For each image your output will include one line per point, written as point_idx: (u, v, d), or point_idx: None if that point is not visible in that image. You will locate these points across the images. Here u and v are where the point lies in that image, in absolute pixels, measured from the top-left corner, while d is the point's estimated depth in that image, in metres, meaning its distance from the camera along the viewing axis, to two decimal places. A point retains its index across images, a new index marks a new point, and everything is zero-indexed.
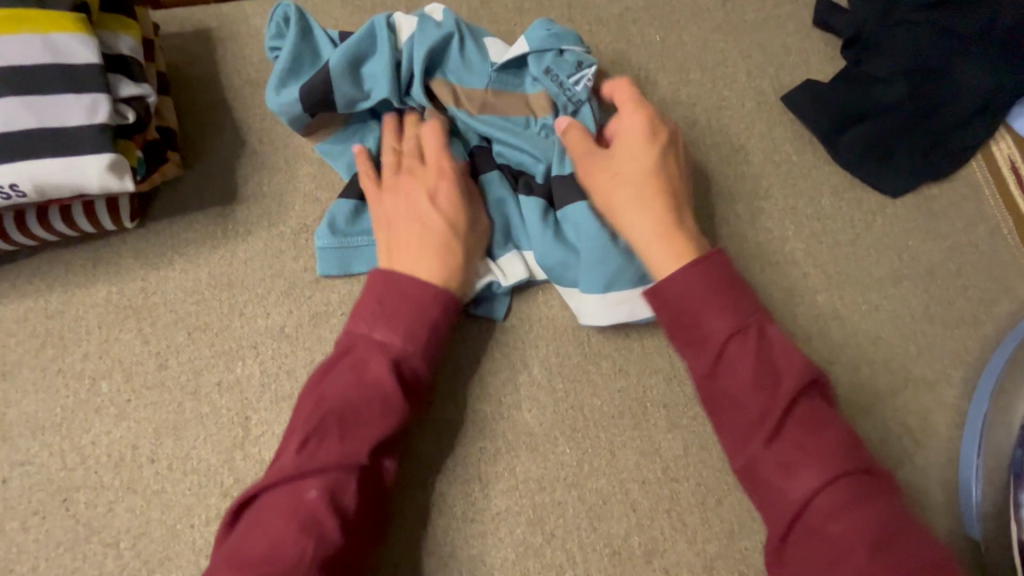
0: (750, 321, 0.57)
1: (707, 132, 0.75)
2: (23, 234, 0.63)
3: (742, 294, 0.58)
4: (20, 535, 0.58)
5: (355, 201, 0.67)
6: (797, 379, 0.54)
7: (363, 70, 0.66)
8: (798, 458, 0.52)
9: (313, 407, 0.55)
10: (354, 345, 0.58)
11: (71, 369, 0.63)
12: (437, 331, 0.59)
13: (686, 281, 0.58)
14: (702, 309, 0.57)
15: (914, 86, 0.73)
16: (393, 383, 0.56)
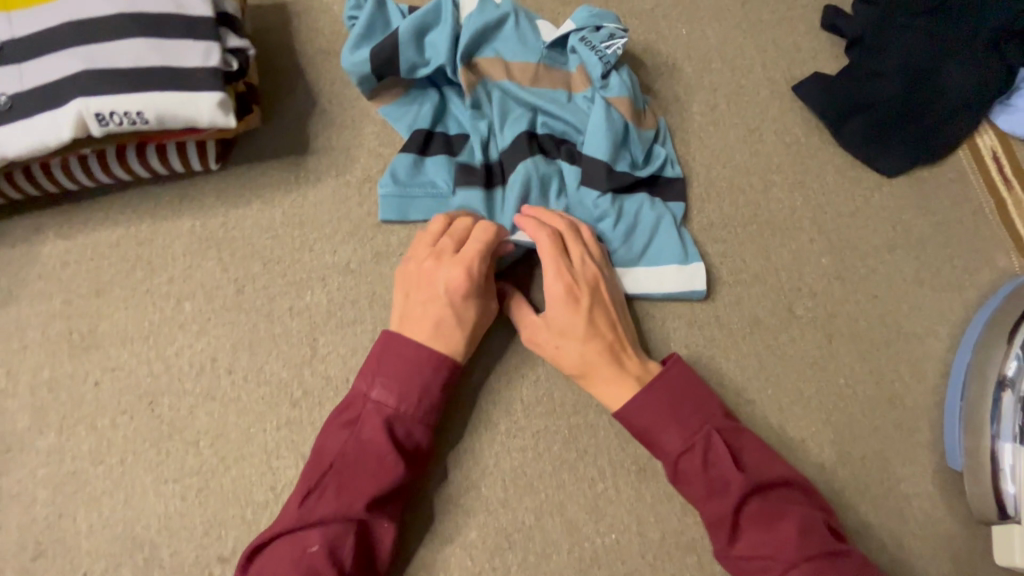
0: (698, 433, 0.62)
1: (727, 113, 0.84)
2: (122, 167, 0.71)
3: (691, 396, 0.64)
4: (110, 430, 0.64)
5: (414, 154, 0.74)
6: (744, 482, 0.59)
7: (426, 41, 0.75)
8: (757, 545, 0.58)
9: (315, 463, 0.60)
10: (354, 403, 0.62)
11: (158, 290, 0.70)
12: (429, 392, 0.62)
13: (641, 406, 0.63)
14: (659, 430, 0.63)
15: (910, 82, 0.83)
16: (385, 443, 0.59)
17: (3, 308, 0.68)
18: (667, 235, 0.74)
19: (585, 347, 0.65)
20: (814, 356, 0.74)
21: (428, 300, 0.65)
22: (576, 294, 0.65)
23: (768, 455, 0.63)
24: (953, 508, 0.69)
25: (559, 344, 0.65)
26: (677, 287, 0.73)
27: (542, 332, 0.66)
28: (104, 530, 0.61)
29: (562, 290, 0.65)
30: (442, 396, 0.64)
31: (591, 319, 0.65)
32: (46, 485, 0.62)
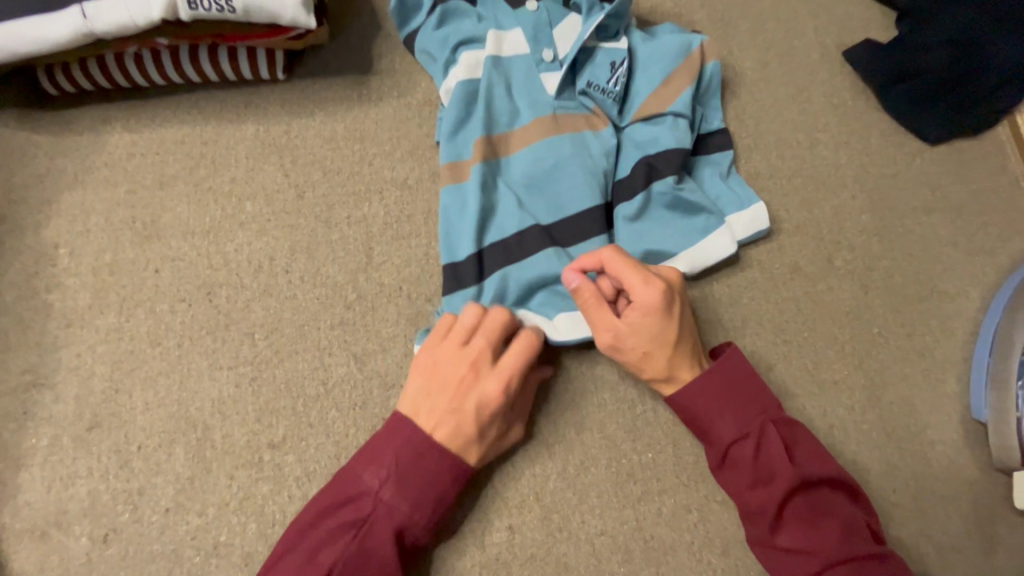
0: (754, 422, 0.60)
1: (778, 73, 0.86)
2: (192, 66, 0.72)
3: (751, 389, 0.62)
4: (168, 316, 0.66)
5: (466, 94, 0.73)
6: (794, 476, 0.58)
7: (452, 33, 0.76)
8: (803, 545, 0.57)
9: (310, 562, 0.55)
10: (361, 497, 0.56)
11: (220, 189, 0.71)
12: (445, 501, 0.58)
13: (698, 389, 0.61)
14: (714, 414, 0.61)
15: (954, 56, 0.83)
16: (393, 553, 0.55)
17: (70, 193, 0.69)
18: (719, 188, 0.76)
19: (674, 354, 0.62)
20: (850, 305, 0.76)
21: (452, 408, 0.59)
22: (667, 300, 0.61)
23: (821, 454, 0.61)
24: (975, 457, 0.71)
25: (648, 352, 0.61)
26: (741, 237, 0.74)
27: (629, 343, 0.61)
28: (158, 409, 0.63)
29: (655, 295, 0.61)
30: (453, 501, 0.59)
31: (679, 322, 0.62)
32: (105, 362, 0.64)
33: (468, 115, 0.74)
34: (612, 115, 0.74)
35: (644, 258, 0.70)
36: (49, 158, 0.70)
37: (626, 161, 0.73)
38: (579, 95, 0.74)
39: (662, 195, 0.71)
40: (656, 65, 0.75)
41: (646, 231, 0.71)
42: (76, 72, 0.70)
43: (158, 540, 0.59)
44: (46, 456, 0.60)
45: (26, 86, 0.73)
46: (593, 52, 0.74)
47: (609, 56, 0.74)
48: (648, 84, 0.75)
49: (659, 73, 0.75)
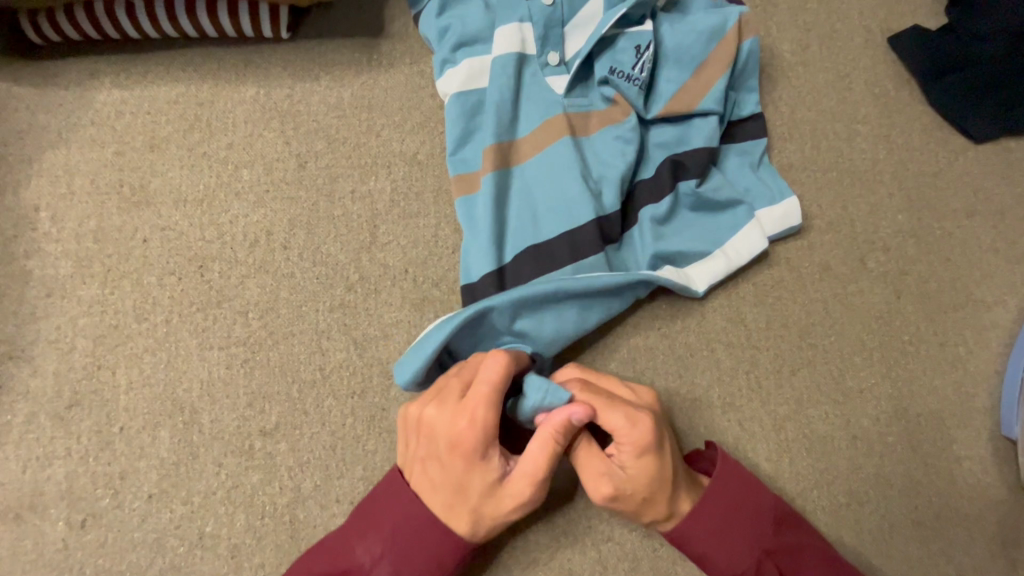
0: (750, 555, 0.56)
1: (818, 57, 0.81)
2: (188, 19, 0.66)
3: (742, 517, 0.57)
4: (156, 289, 0.61)
5: (468, 99, 0.67)
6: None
7: (456, 20, 0.69)
8: None
9: None
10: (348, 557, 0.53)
11: (216, 155, 0.66)
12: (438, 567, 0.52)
13: (688, 531, 0.56)
14: (708, 549, 0.57)
15: (1009, 49, 0.77)
16: None
17: (52, 152, 0.64)
18: (748, 180, 0.71)
19: (673, 492, 0.55)
20: (881, 311, 0.72)
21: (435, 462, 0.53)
22: (658, 436, 0.55)
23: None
24: (1005, 476, 0.67)
25: (648, 496, 0.54)
26: (774, 233, 0.69)
27: (626, 489, 0.54)
28: (143, 388, 0.59)
29: (645, 436, 0.54)
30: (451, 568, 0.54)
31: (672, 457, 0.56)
32: (86, 336, 0.59)
33: (479, 104, 0.67)
34: (637, 104, 0.68)
35: (675, 259, 0.66)
36: (31, 112, 0.65)
37: (652, 160, 0.69)
38: (603, 84, 0.68)
39: (687, 196, 0.67)
40: (685, 52, 0.70)
41: (670, 234, 0.67)
42: (61, 20, 0.65)
43: (139, 529, 0.55)
44: (22, 433, 0.57)
45: (8, 34, 0.67)
46: (617, 40, 0.69)
47: (634, 39, 0.68)
48: (676, 75, 0.69)
49: (689, 62, 0.70)
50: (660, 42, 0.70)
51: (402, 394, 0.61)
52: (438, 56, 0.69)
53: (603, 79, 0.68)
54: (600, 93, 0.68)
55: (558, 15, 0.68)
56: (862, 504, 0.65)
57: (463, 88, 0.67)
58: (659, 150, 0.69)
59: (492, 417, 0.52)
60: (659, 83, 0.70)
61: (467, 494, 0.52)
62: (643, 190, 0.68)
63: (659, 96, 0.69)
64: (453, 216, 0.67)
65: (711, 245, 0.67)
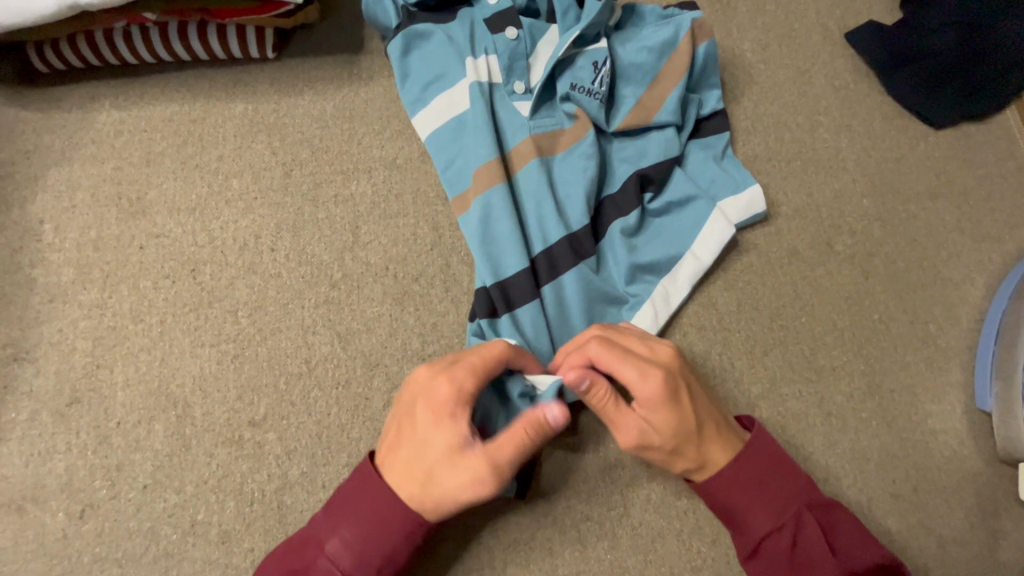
0: (787, 512, 0.56)
1: (778, 55, 0.84)
2: (182, 43, 0.71)
3: (782, 474, 0.57)
4: (151, 292, 0.65)
5: (439, 130, 0.70)
6: (836, 568, 0.55)
7: (425, 51, 0.73)
8: None
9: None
10: (311, 534, 0.53)
11: (208, 166, 0.71)
12: (374, 516, 0.52)
13: (733, 481, 0.56)
14: (747, 507, 0.56)
15: (965, 36, 0.81)
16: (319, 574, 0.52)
17: (56, 169, 0.69)
18: (711, 172, 0.74)
19: (708, 438, 0.56)
20: (850, 292, 0.74)
21: (424, 432, 0.52)
22: (669, 385, 0.56)
23: (860, 533, 0.57)
24: (979, 448, 0.68)
25: (676, 448, 0.56)
26: (739, 220, 0.72)
27: (660, 443, 0.56)
28: (139, 384, 0.62)
29: (657, 389, 0.55)
30: (386, 526, 0.52)
31: (690, 401, 0.56)
32: (86, 337, 0.63)
33: (451, 130, 0.70)
34: (599, 119, 0.71)
35: (653, 265, 0.68)
36: (36, 133, 0.70)
37: (616, 172, 0.72)
38: (565, 106, 0.72)
39: (651, 205, 0.71)
40: (641, 66, 0.74)
41: (640, 244, 0.70)
42: (65, 50, 0.70)
43: (135, 517, 0.58)
44: (24, 430, 0.60)
45: (14, 64, 0.72)
46: (579, 65, 0.72)
47: (590, 56, 0.72)
48: (633, 90, 0.74)
49: (647, 76, 0.74)
50: (616, 58, 0.74)
51: (384, 384, 0.64)
52: (409, 87, 0.72)
53: (564, 97, 0.71)
54: (564, 110, 0.72)
55: (522, 48, 0.72)
56: (840, 478, 0.66)
57: (435, 119, 0.71)
58: (624, 163, 0.72)
59: (470, 386, 0.53)
60: (616, 99, 0.74)
61: (451, 463, 0.51)
62: (612, 202, 0.71)
63: (619, 108, 0.73)
64: (431, 215, 0.70)
65: (683, 245, 0.69)
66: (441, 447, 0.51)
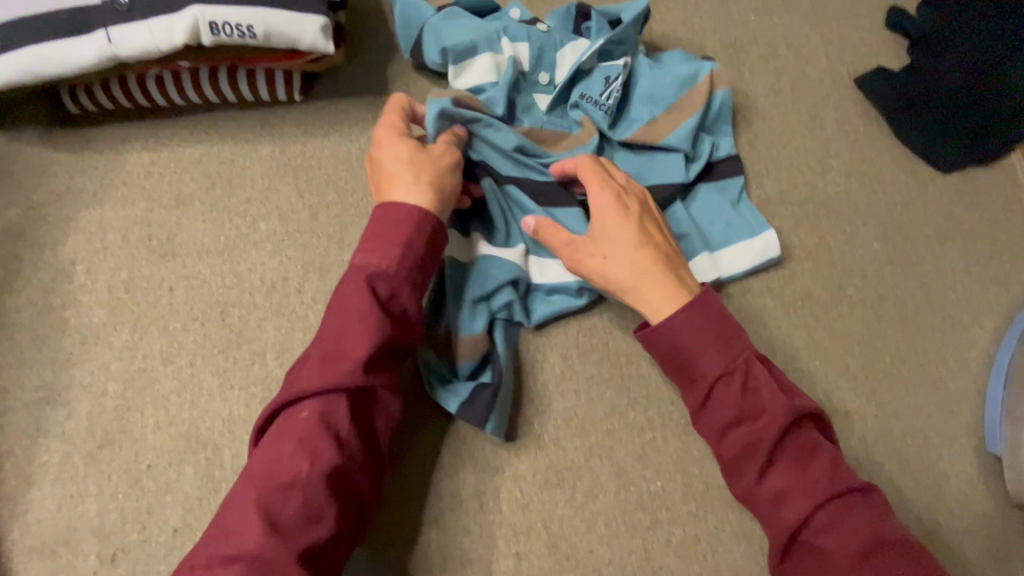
0: (739, 359, 0.57)
1: (790, 98, 0.87)
2: (212, 87, 0.73)
3: (730, 323, 0.59)
4: (181, 334, 0.66)
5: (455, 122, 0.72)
6: (784, 409, 0.55)
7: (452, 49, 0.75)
8: (790, 489, 0.54)
9: (313, 345, 0.57)
10: (341, 282, 0.59)
11: (236, 208, 0.72)
12: (382, 222, 0.60)
13: (681, 318, 0.59)
14: (699, 347, 0.58)
15: (970, 80, 0.85)
16: (359, 296, 0.56)
17: (88, 210, 0.70)
18: (720, 215, 0.75)
19: (649, 265, 0.62)
20: (862, 334, 0.75)
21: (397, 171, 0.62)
22: (623, 202, 0.64)
23: (797, 388, 0.59)
24: (989, 492, 0.70)
25: (608, 257, 0.63)
26: (743, 268, 0.74)
27: (598, 249, 0.63)
28: (169, 427, 0.63)
29: (611, 201, 0.64)
30: (393, 215, 0.60)
31: (641, 225, 0.64)
32: (117, 380, 0.64)
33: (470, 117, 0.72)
34: (603, 126, 0.74)
35: None
36: (69, 175, 0.71)
37: None
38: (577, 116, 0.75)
39: None
40: (659, 91, 0.76)
41: None
42: (98, 92, 0.72)
43: (165, 561, 0.59)
44: (57, 473, 0.60)
45: (48, 105, 0.74)
46: (597, 80, 0.75)
47: (605, 70, 0.75)
48: (647, 109, 0.76)
49: (663, 99, 0.76)
50: (635, 79, 0.77)
51: (411, 426, 0.66)
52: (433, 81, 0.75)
53: (574, 105, 0.75)
54: (573, 116, 0.75)
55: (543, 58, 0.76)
56: None
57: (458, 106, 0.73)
58: None
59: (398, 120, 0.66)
60: (626, 116, 0.77)
61: (427, 165, 0.62)
62: None
63: (626, 125, 0.76)
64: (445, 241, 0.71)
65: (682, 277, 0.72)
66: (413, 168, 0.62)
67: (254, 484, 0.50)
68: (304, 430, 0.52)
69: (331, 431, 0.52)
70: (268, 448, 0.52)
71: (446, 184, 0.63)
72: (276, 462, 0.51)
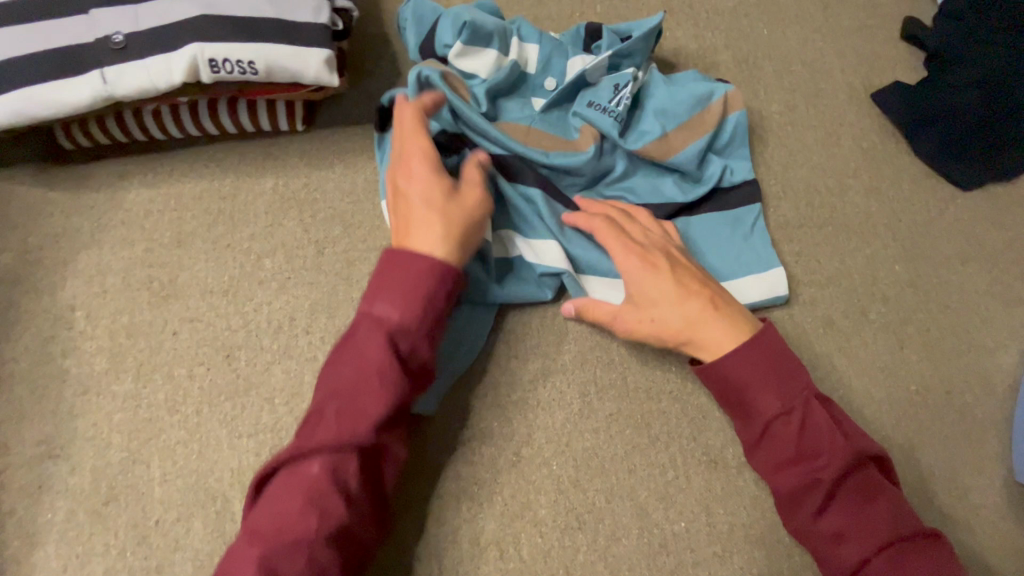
0: (797, 399, 0.57)
1: (805, 115, 0.85)
2: (211, 119, 0.71)
3: (788, 363, 0.59)
4: (186, 380, 0.64)
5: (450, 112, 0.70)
6: (845, 450, 0.55)
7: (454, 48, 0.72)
8: (849, 529, 0.54)
9: (323, 392, 0.54)
10: (355, 327, 0.55)
11: (239, 246, 0.70)
12: (408, 276, 0.56)
13: (740, 361, 0.58)
14: (755, 388, 0.58)
15: (989, 96, 0.82)
16: (381, 354, 0.53)
17: (86, 252, 0.67)
18: (731, 245, 0.73)
19: (696, 317, 0.61)
20: (885, 361, 0.73)
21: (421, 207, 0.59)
22: (653, 259, 0.63)
23: (859, 429, 0.59)
24: (1019, 522, 0.68)
25: (654, 318, 0.62)
26: (757, 299, 0.72)
27: (640, 313, 0.63)
28: (177, 480, 0.61)
29: (639, 264, 0.63)
30: (412, 266, 0.56)
31: (677, 278, 0.63)
32: (121, 431, 0.62)
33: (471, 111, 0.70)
34: (611, 134, 0.70)
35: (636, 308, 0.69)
36: (65, 214, 0.69)
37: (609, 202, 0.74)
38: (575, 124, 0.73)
39: None
40: (669, 103, 0.73)
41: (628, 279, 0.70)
42: (93, 128, 0.69)
43: None
44: (62, 532, 0.58)
45: (41, 141, 0.71)
46: (607, 89, 0.72)
47: (614, 78, 0.73)
48: (657, 122, 0.73)
49: (672, 107, 0.73)
50: (646, 90, 0.75)
51: (426, 470, 0.64)
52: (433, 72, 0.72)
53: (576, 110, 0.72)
54: (572, 123, 0.73)
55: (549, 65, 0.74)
56: None
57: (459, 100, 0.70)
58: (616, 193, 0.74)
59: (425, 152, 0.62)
60: (631, 124, 0.74)
61: (457, 213, 0.59)
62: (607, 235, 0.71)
63: (636, 139, 0.72)
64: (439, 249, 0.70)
65: None
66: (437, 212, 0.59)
67: (262, 541, 0.48)
68: (309, 488, 0.49)
69: (340, 491, 0.50)
70: (269, 502, 0.50)
71: (473, 232, 0.60)
72: (282, 522, 0.49)
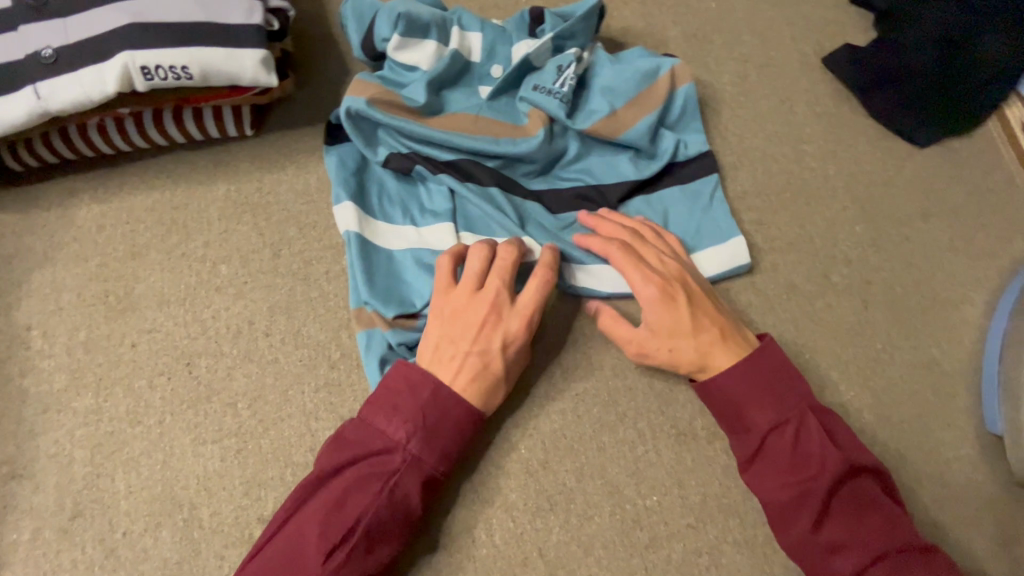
0: (792, 411, 0.58)
1: (758, 84, 0.85)
2: (158, 130, 0.70)
3: (785, 380, 0.59)
4: (147, 392, 0.64)
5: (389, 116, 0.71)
6: (839, 460, 0.55)
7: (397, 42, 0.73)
8: (845, 541, 0.53)
9: (339, 511, 0.53)
10: (389, 453, 0.55)
11: (194, 254, 0.69)
12: (454, 423, 0.57)
13: (735, 379, 0.59)
14: (749, 405, 0.58)
15: (942, 53, 0.81)
16: (417, 501, 0.55)
17: (40, 271, 0.67)
18: (686, 219, 0.73)
19: (705, 345, 0.61)
20: (851, 322, 0.73)
21: (481, 356, 0.59)
22: (670, 290, 0.62)
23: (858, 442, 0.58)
24: (993, 473, 0.68)
25: (672, 348, 0.61)
26: (715, 271, 0.72)
27: (659, 343, 0.62)
28: (142, 491, 0.60)
29: (657, 295, 0.62)
30: (460, 422, 0.57)
31: (692, 309, 0.62)
32: (83, 446, 0.61)
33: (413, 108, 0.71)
34: (559, 115, 0.71)
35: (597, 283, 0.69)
36: (18, 236, 0.68)
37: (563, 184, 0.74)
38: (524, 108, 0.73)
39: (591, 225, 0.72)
40: (615, 80, 0.74)
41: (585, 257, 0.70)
42: (39, 148, 0.68)
43: None
44: (29, 551, 0.58)
45: None
46: (552, 70, 0.73)
47: (558, 60, 0.73)
48: (603, 99, 0.73)
49: (618, 84, 0.74)
50: (592, 70, 0.75)
51: None
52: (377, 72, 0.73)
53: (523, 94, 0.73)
54: (521, 108, 0.73)
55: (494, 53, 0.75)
56: None
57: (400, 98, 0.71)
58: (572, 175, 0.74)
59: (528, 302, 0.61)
60: (580, 105, 0.74)
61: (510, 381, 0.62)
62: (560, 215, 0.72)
63: (584, 119, 0.73)
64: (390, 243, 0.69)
65: None
66: (501, 369, 0.59)
67: None
68: None
69: None
70: None
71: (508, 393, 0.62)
72: None
